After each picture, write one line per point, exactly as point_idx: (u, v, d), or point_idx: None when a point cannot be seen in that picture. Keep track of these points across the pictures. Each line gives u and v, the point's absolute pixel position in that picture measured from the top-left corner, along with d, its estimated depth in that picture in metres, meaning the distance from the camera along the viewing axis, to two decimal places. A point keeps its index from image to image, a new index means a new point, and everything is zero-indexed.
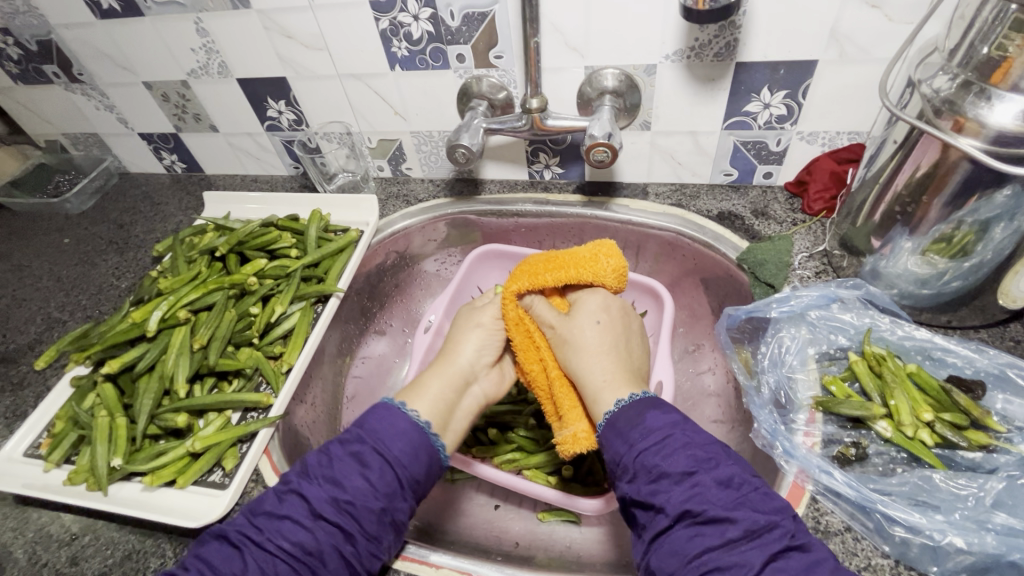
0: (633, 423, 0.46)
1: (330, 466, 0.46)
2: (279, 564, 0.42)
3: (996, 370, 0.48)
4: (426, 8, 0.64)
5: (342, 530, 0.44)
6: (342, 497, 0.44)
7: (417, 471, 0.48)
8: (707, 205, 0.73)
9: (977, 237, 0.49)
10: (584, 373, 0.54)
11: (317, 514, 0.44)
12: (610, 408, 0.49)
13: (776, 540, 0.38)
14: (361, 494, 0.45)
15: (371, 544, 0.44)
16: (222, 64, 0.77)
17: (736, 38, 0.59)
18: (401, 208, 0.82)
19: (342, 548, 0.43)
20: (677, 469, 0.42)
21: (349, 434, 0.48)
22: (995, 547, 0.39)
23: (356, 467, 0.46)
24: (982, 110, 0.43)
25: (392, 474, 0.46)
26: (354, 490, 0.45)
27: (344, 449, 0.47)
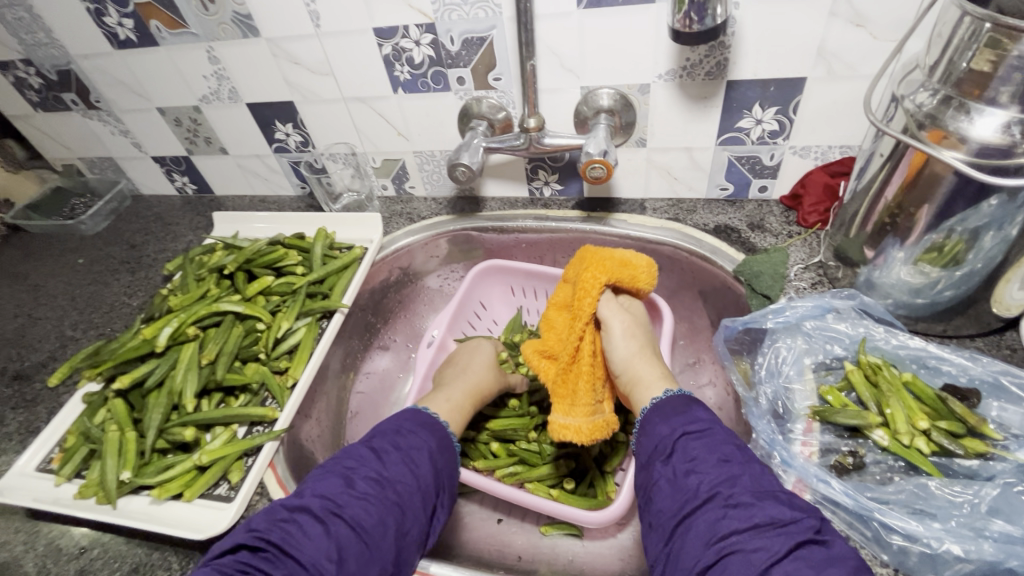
0: (666, 409, 0.48)
1: (363, 455, 0.49)
2: (343, 536, 0.42)
3: (991, 378, 0.48)
4: (427, 34, 0.67)
5: (392, 502, 0.46)
6: (387, 475, 0.47)
7: (441, 462, 0.52)
8: (704, 219, 0.74)
9: (968, 246, 0.49)
10: (633, 374, 0.54)
11: (314, 496, 0.45)
12: (658, 395, 0.50)
13: (802, 531, 0.38)
14: (403, 472, 0.48)
15: (417, 521, 0.47)
16: (233, 90, 0.80)
17: (726, 57, 0.61)
18: (404, 226, 0.84)
19: (396, 517, 0.45)
20: (715, 455, 0.43)
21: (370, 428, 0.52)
22: (993, 554, 0.39)
23: (389, 452, 0.49)
24: (963, 123, 0.44)
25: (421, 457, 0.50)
26: (396, 469, 0.48)
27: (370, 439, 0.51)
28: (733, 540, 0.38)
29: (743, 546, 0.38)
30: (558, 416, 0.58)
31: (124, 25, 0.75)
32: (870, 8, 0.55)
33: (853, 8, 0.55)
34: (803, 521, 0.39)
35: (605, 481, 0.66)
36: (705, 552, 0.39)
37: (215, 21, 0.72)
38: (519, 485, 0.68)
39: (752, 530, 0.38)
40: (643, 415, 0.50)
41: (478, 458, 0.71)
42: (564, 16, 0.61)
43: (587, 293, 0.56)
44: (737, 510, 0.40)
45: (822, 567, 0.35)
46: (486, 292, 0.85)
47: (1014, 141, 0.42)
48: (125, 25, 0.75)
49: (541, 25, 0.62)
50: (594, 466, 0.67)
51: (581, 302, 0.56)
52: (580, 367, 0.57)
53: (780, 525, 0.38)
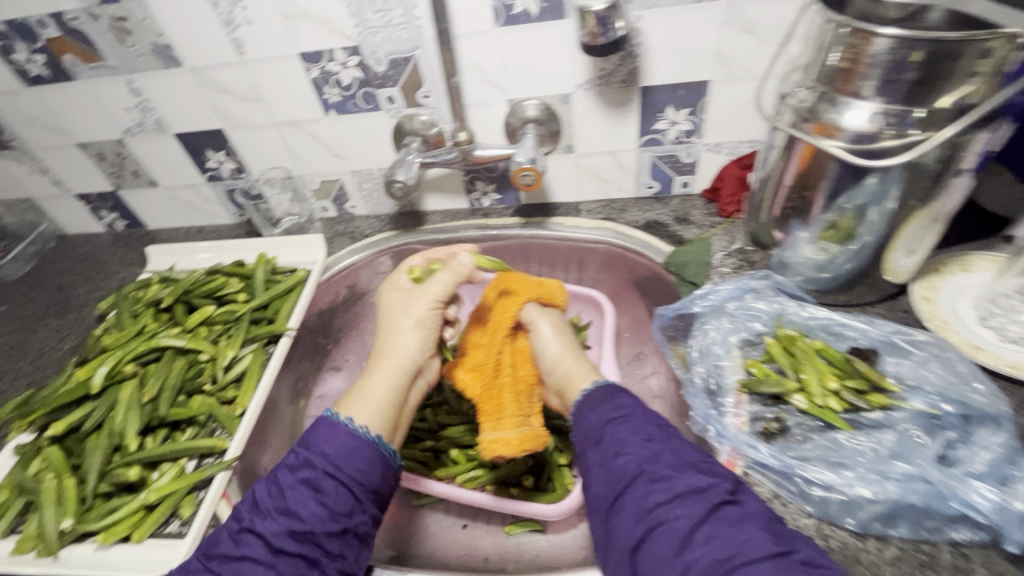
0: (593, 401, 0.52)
1: (282, 498, 0.46)
2: None
3: (886, 338, 0.54)
4: (353, 56, 0.68)
5: (304, 557, 0.44)
6: (300, 527, 0.45)
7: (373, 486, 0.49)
8: (634, 217, 0.79)
9: (858, 222, 0.55)
10: (566, 367, 0.59)
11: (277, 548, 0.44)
12: (588, 387, 0.55)
13: (717, 495, 0.41)
14: (319, 520, 0.45)
15: (337, 562, 0.46)
16: (158, 121, 0.79)
17: (637, 65, 0.66)
18: (348, 245, 0.84)
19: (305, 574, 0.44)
20: (639, 436, 0.47)
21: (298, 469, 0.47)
22: (895, 493, 0.43)
23: (310, 493, 0.46)
24: (836, 115, 0.50)
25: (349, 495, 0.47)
26: (311, 518, 0.45)
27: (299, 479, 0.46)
28: (659, 512, 0.41)
29: (668, 516, 0.41)
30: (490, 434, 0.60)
31: (34, 61, 0.72)
32: (756, 16, 0.61)
33: (742, 16, 0.61)
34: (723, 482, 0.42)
35: (563, 473, 0.69)
36: (637, 527, 0.41)
37: (134, 53, 0.71)
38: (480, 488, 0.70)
39: (675, 498, 0.41)
40: (574, 409, 0.54)
41: (439, 466, 0.72)
42: (483, 34, 0.64)
43: (503, 317, 0.63)
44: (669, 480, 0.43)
45: (741, 519, 0.39)
46: None
47: (879, 128, 0.48)
48: (35, 60, 0.72)
49: (462, 43, 0.65)
50: (551, 460, 0.69)
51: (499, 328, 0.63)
52: (501, 383, 0.62)
53: (697, 493, 0.41)
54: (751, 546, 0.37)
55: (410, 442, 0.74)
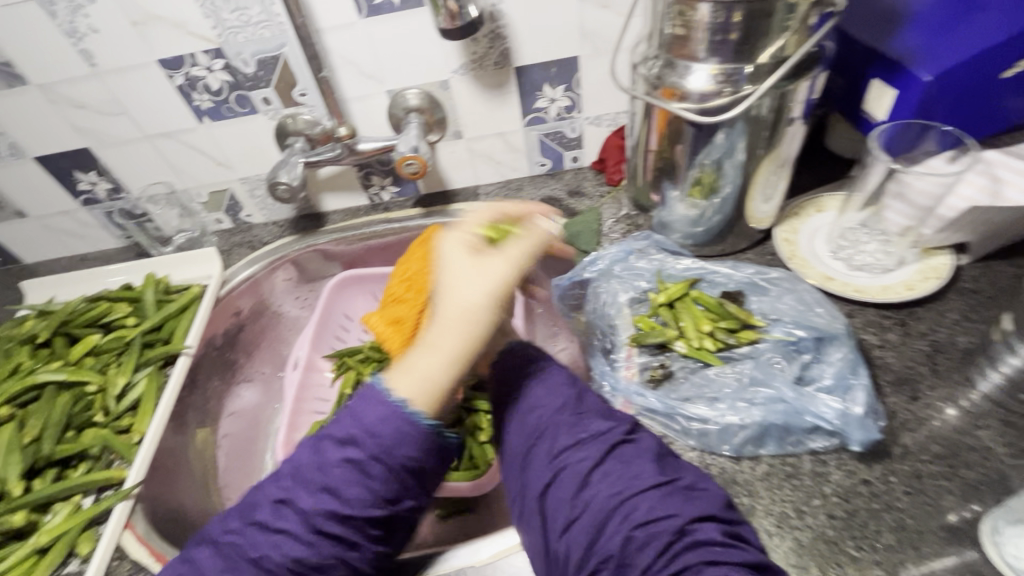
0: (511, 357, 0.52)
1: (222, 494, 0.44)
2: None
3: (749, 280, 0.59)
4: (218, 59, 0.66)
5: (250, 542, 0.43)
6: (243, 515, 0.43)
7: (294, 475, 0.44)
8: (531, 195, 0.81)
9: (717, 175, 0.59)
10: (495, 324, 0.58)
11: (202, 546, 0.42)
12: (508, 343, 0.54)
13: (615, 435, 0.44)
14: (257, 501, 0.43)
15: None
16: (13, 145, 0.73)
17: (507, 47, 0.68)
18: (246, 256, 0.82)
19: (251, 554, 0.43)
20: (553, 386, 0.48)
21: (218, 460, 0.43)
22: (760, 416, 0.48)
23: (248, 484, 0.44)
24: (679, 78, 0.53)
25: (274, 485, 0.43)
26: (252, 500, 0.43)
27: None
28: (564, 455, 0.43)
29: (571, 460, 0.43)
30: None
31: None
32: None
33: None
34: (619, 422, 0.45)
35: (484, 449, 0.70)
36: (546, 470, 0.43)
37: None
38: None
39: (578, 443, 0.44)
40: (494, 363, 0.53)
41: None
42: (349, 26, 0.64)
43: None
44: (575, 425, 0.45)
45: (634, 457, 0.42)
46: (349, 304, 0.84)
47: (715, 88, 0.52)
48: None
49: (329, 38, 0.65)
50: (471, 438, 0.70)
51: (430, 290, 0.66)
52: None
53: (597, 436, 0.44)
54: (641, 479, 0.41)
55: None
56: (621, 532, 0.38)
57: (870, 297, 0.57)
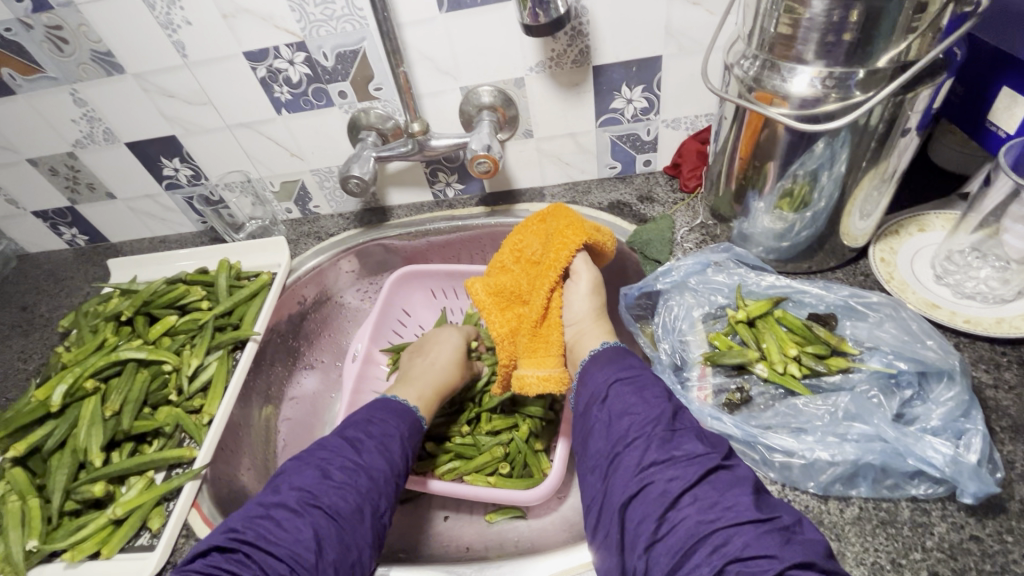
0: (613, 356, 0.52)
1: (325, 455, 0.49)
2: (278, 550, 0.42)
3: (842, 302, 0.54)
4: (299, 52, 0.67)
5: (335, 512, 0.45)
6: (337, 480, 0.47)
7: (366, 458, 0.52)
8: (598, 198, 0.79)
9: (811, 187, 0.55)
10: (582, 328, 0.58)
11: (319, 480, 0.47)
12: (596, 348, 0.54)
13: (711, 459, 0.41)
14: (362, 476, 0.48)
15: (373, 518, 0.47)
16: (107, 131, 0.77)
17: (587, 44, 0.65)
18: (313, 245, 0.83)
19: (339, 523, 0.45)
20: (644, 394, 0.47)
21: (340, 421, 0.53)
22: (854, 454, 0.44)
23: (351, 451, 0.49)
24: (780, 82, 0.50)
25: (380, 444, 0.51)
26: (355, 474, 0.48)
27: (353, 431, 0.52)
28: (653, 471, 0.41)
29: (660, 476, 0.41)
30: (529, 369, 0.60)
31: None
32: None
33: None
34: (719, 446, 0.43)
35: (539, 459, 0.69)
36: (631, 482, 0.42)
37: (73, 62, 0.69)
38: (458, 479, 0.70)
39: (670, 460, 0.41)
40: (583, 366, 0.53)
41: (416, 461, 0.71)
42: (429, 21, 0.63)
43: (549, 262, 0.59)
44: (672, 438, 0.43)
45: (730, 485, 0.39)
46: (408, 298, 0.85)
47: (822, 93, 0.48)
48: None
49: (408, 33, 0.64)
50: (525, 447, 0.69)
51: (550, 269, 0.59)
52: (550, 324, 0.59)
53: (691, 456, 0.42)
54: (736, 510, 0.38)
55: None
56: (710, 563, 0.36)
57: (982, 330, 0.52)
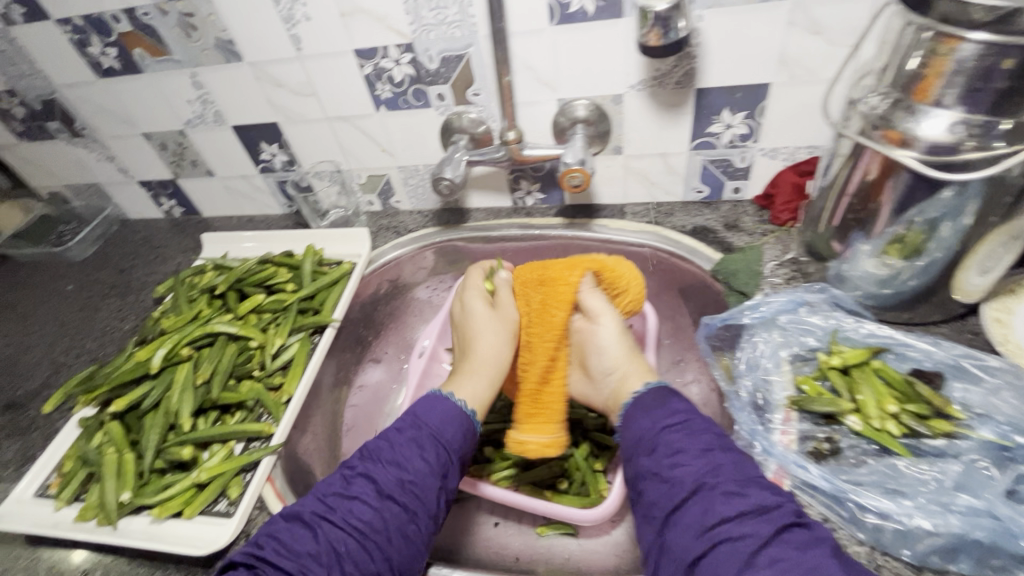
0: (648, 407, 0.50)
1: (392, 451, 0.51)
2: (349, 541, 0.46)
3: (953, 361, 0.51)
4: (407, 53, 0.69)
5: (406, 507, 0.48)
6: (406, 477, 0.50)
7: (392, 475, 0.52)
8: (681, 221, 0.77)
9: (926, 236, 0.52)
10: (623, 370, 0.57)
11: (384, 494, 0.49)
12: (639, 389, 0.53)
13: (784, 516, 0.40)
14: (422, 474, 0.50)
15: (431, 522, 0.50)
16: (217, 113, 0.81)
17: (694, 67, 0.64)
18: (392, 239, 0.86)
19: (405, 526, 0.48)
20: (697, 446, 0.45)
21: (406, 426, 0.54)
22: (959, 527, 0.41)
23: (416, 450, 0.52)
24: (911, 124, 0.47)
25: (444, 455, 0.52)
26: (416, 471, 0.50)
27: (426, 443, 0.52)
28: (721, 529, 0.40)
29: (730, 535, 0.39)
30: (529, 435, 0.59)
31: (107, 54, 0.76)
32: (825, 18, 0.58)
33: (809, 17, 0.58)
34: (784, 504, 0.41)
35: (598, 479, 0.68)
36: (696, 542, 0.40)
37: (198, 47, 0.73)
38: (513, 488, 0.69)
39: (738, 518, 0.40)
40: (625, 410, 0.53)
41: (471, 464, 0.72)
42: (537, 32, 0.64)
43: (550, 317, 0.60)
44: (736, 492, 0.42)
45: (810, 544, 0.38)
46: None
47: (959, 139, 0.45)
48: (108, 53, 0.76)
49: (517, 42, 0.65)
50: (584, 466, 0.68)
51: (539, 343, 0.60)
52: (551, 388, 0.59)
53: (762, 512, 0.40)
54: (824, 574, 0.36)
55: None
56: None
57: None
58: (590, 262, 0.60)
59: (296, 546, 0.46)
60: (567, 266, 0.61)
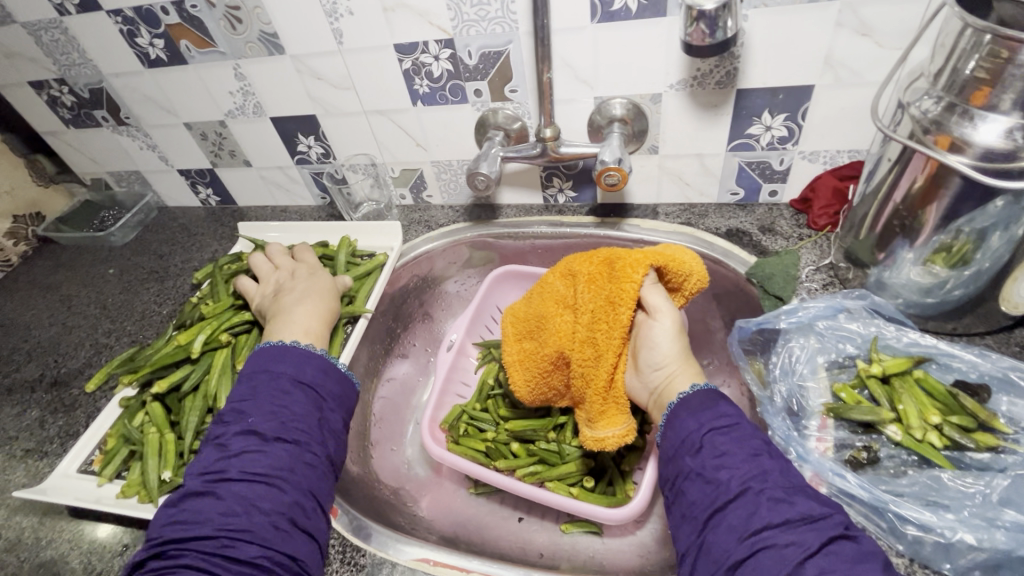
0: (694, 407, 0.49)
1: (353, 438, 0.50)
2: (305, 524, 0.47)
3: (1000, 373, 0.50)
4: (446, 49, 0.69)
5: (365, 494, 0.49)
6: None
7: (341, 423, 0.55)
8: (716, 223, 0.76)
9: (975, 245, 0.51)
10: (672, 370, 0.55)
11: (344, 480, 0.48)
12: (685, 391, 0.52)
13: (832, 527, 0.40)
14: None
15: None
16: (257, 105, 0.83)
17: (736, 67, 0.63)
18: (423, 233, 0.86)
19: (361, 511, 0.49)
20: (744, 450, 0.45)
21: (256, 378, 0.54)
22: (1005, 543, 0.40)
23: None
24: (966, 129, 0.46)
25: (312, 395, 0.54)
26: None
27: (258, 385, 0.54)
28: (766, 534, 0.40)
29: (775, 541, 0.39)
30: (606, 429, 0.62)
31: (155, 45, 0.78)
32: (875, 19, 0.57)
33: (859, 18, 0.57)
34: (836, 515, 0.41)
35: (624, 481, 0.68)
36: (739, 546, 0.40)
37: (242, 40, 0.75)
38: (539, 484, 0.70)
39: (784, 524, 0.40)
40: (670, 410, 0.51)
41: (498, 458, 0.72)
42: (578, 30, 0.64)
43: (616, 317, 0.57)
44: (777, 497, 0.42)
45: (858, 558, 0.38)
46: (502, 296, 0.86)
47: (1017, 146, 0.44)
48: (156, 45, 0.78)
49: (557, 39, 0.65)
50: (612, 465, 0.69)
51: (607, 340, 0.58)
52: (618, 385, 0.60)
53: (809, 521, 0.40)
54: None
55: (472, 432, 0.75)
56: None
57: None
58: (654, 258, 0.57)
59: (204, 513, 0.45)
60: (632, 262, 0.57)
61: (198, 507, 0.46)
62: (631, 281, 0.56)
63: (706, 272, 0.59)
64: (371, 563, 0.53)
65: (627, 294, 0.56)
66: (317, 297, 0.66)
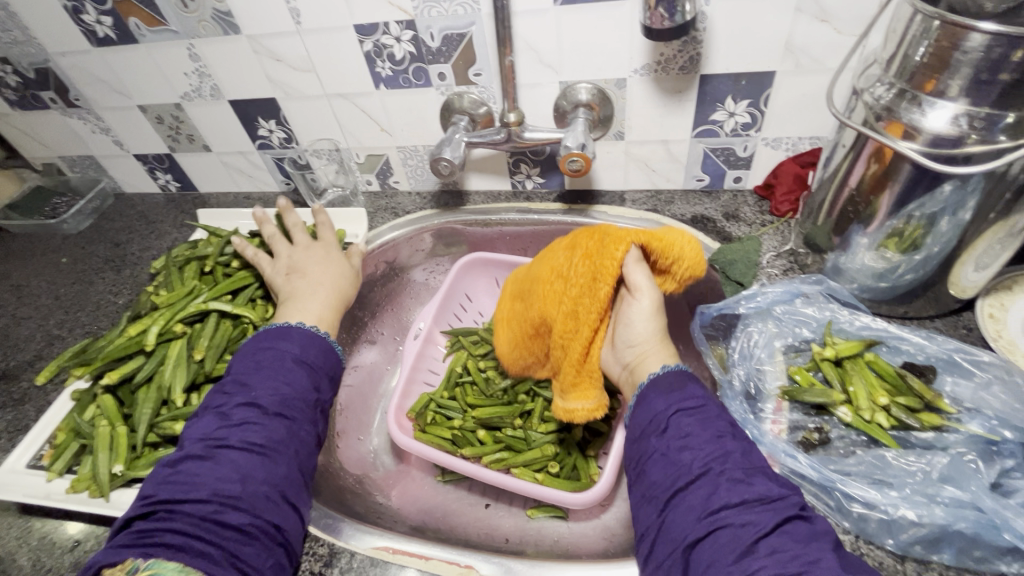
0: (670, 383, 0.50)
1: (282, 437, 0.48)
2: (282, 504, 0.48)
3: (945, 355, 0.51)
4: (408, 30, 0.68)
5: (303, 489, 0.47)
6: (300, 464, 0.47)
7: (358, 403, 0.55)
8: (681, 210, 0.77)
9: (926, 231, 0.52)
10: (647, 348, 0.55)
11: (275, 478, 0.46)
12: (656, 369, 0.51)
13: (787, 508, 0.40)
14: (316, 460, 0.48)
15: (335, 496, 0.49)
16: (214, 87, 0.80)
17: (699, 52, 0.63)
18: (389, 220, 0.85)
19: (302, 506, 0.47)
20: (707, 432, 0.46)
21: (261, 353, 0.56)
22: (943, 518, 0.41)
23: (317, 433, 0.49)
24: (916, 115, 0.46)
25: (311, 373, 0.56)
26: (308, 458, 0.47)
27: (262, 358, 0.55)
28: (724, 514, 0.40)
29: (731, 520, 0.40)
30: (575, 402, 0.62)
31: (103, 23, 0.75)
32: (834, 5, 0.57)
33: (818, 3, 0.57)
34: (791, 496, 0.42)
35: (588, 465, 0.70)
36: (696, 525, 0.41)
37: (194, 19, 0.72)
38: (505, 470, 0.70)
39: (742, 505, 0.41)
40: (640, 389, 0.51)
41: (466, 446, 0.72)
42: (541, 12, 0.63)
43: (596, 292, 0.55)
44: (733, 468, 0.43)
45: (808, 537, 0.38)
46: (471, 284, 0.86)
47: (963, 132, 0.44)
48: (104, 22, 0.74)
49: (520, 22, 0.64)
50: (577, 450, 0.70)
51: (587, 317, 0.56)
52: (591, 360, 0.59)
53: (767, 502, 0.41)
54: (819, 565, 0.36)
55: (440, 419, 0.74)
56: None
57: None
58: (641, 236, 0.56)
59: (204, 476, 0.46)
60: (618, 235, 0.55)
61: (198, 471, 0.47)
62: (614, 257, 0.54)
63: (693, 256, 0.58)
64: (329, 553, 0.53)
65: (610, 271, 0.54)
66: (329, 284, 0.66)
